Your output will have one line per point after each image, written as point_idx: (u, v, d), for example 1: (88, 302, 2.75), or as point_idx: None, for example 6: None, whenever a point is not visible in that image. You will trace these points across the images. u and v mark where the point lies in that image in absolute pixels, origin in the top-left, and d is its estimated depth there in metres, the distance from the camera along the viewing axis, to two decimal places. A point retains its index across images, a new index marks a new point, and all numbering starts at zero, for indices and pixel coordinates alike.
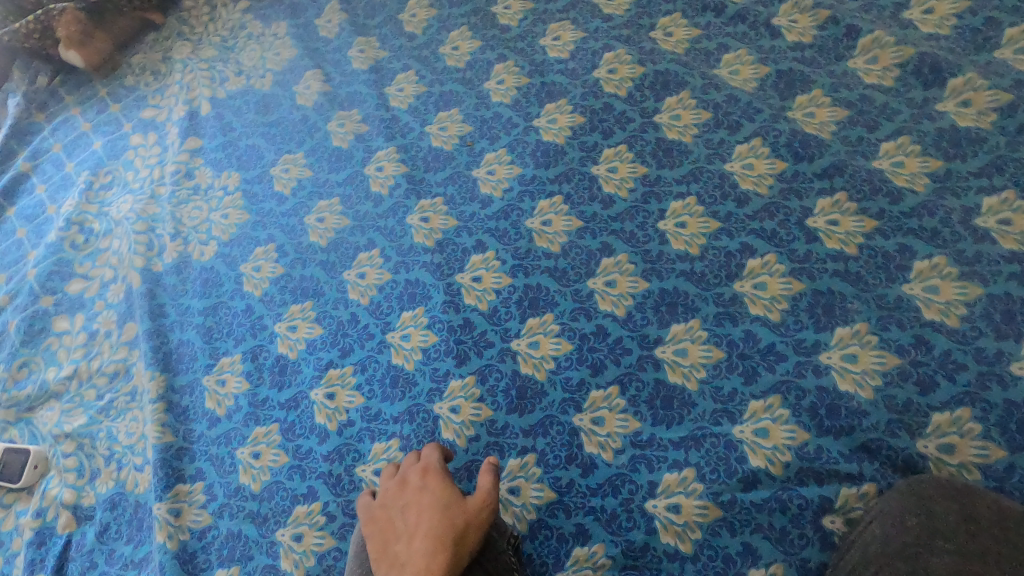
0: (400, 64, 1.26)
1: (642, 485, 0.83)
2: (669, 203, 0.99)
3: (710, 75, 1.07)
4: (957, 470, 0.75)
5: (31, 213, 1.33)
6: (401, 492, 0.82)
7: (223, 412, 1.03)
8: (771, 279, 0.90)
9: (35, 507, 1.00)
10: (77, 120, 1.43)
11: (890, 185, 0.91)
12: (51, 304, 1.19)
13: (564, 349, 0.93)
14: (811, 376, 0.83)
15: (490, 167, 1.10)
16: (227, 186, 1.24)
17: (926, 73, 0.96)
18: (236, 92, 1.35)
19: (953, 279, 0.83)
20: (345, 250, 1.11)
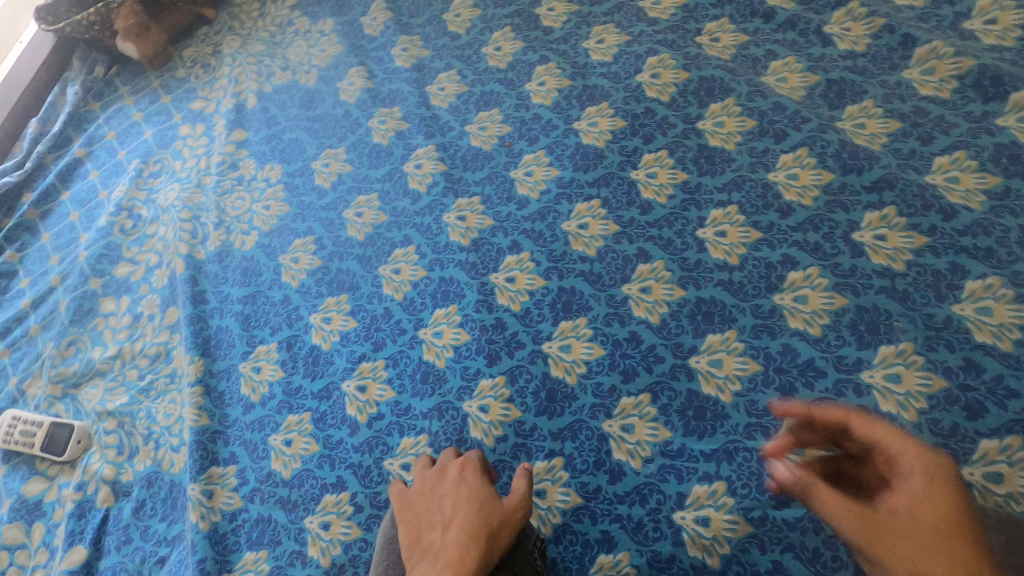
0: (442, 63, 1.27)
1: (670, 496, 0.82)
2: (709, 210, 0.98)
3: (756, 82, 1.05)
4: (1005, 500, 0.72)
5: (84, 197, 1.38)
6: (438, 482, 0.84)
7: (258, 398, 1.05)
8: (812, 293, 0.88)
9: (77, 480, 1.04)
10: (131, 109, 1.48)
11: (943, 201, 0.88)
12: (100, 286, 1.24)
13: (595, 354, 0.93)
14: (851, 394, 0.81)
15: (527, 169, 1.10)
16: (270, 178, 1.27)
17: (986, 86, 0.93)
18: (282, 87, 1.38)
19: (1008, 302, 0.80)
20: (382, 245, 1.13)
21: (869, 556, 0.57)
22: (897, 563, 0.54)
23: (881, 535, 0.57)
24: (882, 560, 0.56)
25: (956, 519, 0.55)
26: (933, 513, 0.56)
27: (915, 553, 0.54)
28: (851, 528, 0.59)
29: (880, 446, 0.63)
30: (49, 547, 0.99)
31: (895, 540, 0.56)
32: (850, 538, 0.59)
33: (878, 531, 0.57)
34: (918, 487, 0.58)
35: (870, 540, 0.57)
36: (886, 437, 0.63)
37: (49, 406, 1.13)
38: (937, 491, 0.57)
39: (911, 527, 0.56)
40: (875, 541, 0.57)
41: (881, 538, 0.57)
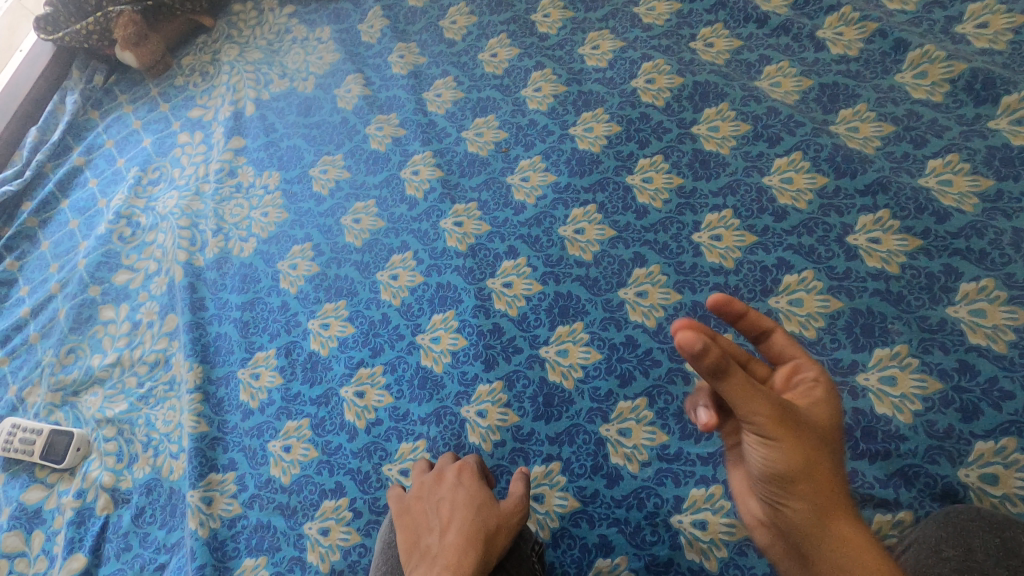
0: (438, 70, 1.28)
1: (667, 499, 0.82)
2: (704, 215, 0.98)
3: (750, 87, 1.06)
4: (1001, 501, 0.72)
5: (83, 205, 1.39)
6: (436, 486, 0.84)
7: (256, 405, 1.06)
8: (807, 296, 0.88)
9: (77, 488, 1.04)
10: (130, 118, 1.49)
11: (936, 203, 0.88)
12: (99, 294, 1.24)
13: (592, 358, 0.93)
14: (847, 397, 0.81)
15: (524, 174, 1.11)
16: (268, 185, 1.28)
17: (978, 89, 0.94)
18: (280, 94, 1.39)
19: (1002, 304, 0.80)
20: (380, 251, 1.13)
21: (767, 441, 0.59)
22: (791, 457, 0.59)
23: (790, 428, 0.59)
24: (778, 450, 0.59)
25: (833, 434, 0.63)
26: (824, 425, 0.63)
27: (807, 453, 0.59)
28: (769, 413, 0.58)
29: (789, 360, 0.68)
30: (48, 555, 0.99)
31: (799, 438, 0.59)
32: (759, 421, 0.58)
33: (788, 425, 0.59)
34: (816, 398, 0.64)
35: (776, 429, 0.58)
36: (801, 355, 0.68)
37: (49, 414, 1.13)
38: (829, 407, 0.64)
39: (810, 431, 0.60)
40: (783, 433, 0.59)
41: (788, 431, 0.59)
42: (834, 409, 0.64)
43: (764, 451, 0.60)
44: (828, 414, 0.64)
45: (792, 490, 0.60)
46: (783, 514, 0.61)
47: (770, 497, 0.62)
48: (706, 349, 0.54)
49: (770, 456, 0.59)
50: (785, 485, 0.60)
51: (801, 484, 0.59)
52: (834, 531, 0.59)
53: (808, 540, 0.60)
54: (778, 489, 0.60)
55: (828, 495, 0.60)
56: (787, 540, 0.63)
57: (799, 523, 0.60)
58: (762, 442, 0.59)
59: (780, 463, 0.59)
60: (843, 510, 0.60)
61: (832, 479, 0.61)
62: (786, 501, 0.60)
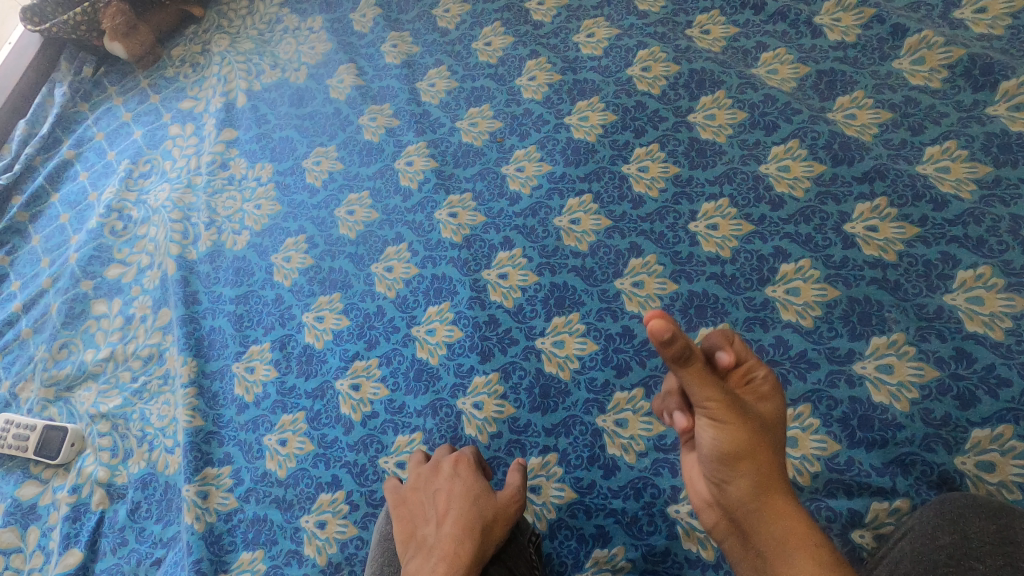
0: (432, 59, 1.26)
1: (664, 489, 0.82)
2: (701, 204, 0.98)
3: (747, 75, 1.05)
4: (997, 489, 0.72)
5: (74, 199, 1.37)
6: (432, 477, 0.83)
7: (251, 398, 1.05)
8: (804, 285, 0.88)
9: (72, 483, 1.03)
10: (120, 110, 1.47)
11: (934, 191, 0.87)
12: (91, 288, 1.23)
13: (589, 349, 0.92)
14: (844, 385, 0.81)
15: (519, 164, 1.10)
16: (260, 177, 1.27)
17: (976, 75, 0.93)
18: (272, 85, 1.37)
19: (999, 291, 0.80)
20: (374, 243, 1.12)
21: (716, 421, 0.61)
22: (738, 437, 0.61)
23: (739, 412, 0.61)
24: (727, 431, 0.61)
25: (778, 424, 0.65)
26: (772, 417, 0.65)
27: (753, 435, 0.61)
28: (717, 395, 0.61)
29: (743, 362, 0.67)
30: (44, 550, 0.99)
31: (747, 422, 0.61)
32: (710, 404, 0.61)
33: (736, 407, 0.61)
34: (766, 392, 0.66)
35: (726, 412, 0.61)
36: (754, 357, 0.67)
37: (42, 409, 1.13)
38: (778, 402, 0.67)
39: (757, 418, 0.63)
40: (730, 415, 0.61)
41: (735, 413, 0.61)
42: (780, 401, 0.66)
43: (714, 431, 0.61)
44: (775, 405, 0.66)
45: (737, 468, 0.61)
46: (727, 493, 0.63)
47: (715, 477, 0.63)
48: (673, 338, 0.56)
49: (718, 435, 0.61)
50: (731, 463, 0.61)
51: (745, 462, 0.61)
52: (774, 509, 0.61)
53: (751, 519, 0.61)
54: (723, 468, 0.62)
55: (770, 475, 0.62)
56: (730, 519, 0.63)
57: (741, 501, 0.62)
58: (711, 423, 0.62)
59: (727, 442, 0.61)
60: (783, 491, 0.62)
61: (774, 460, 0.62)
62: (730, 479, 0.62)
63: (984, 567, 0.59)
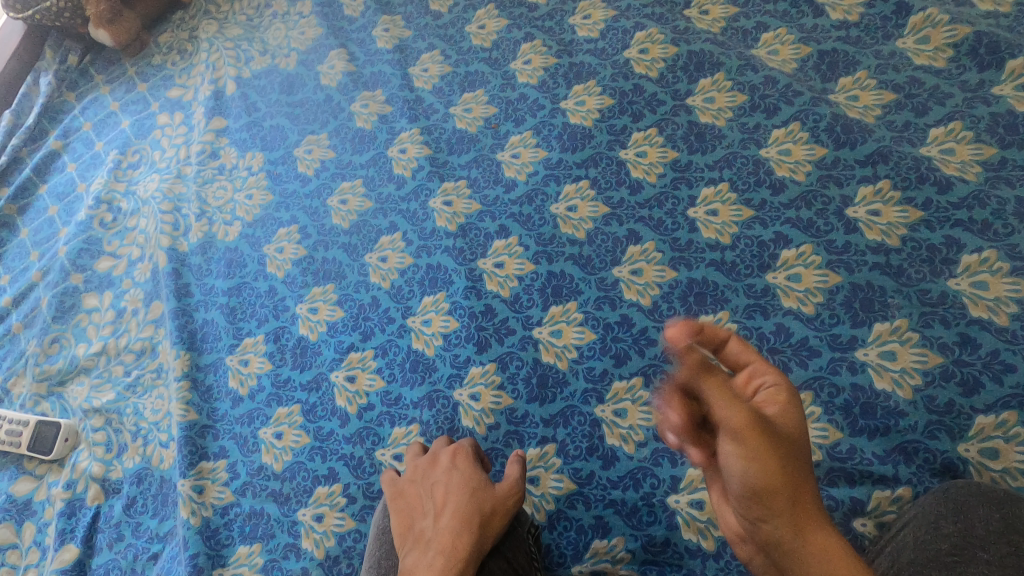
0: (424, 44, 1.23)
1: (664, 479, 0.81)
2: (700, 189, 0.96)
3: (747, 56, 1.02)
4: (1001, 476, 0.71)
5: (62, 190, 1.35)
6: (430, 469, 0.82)
7: (246, 392, 1.04)
8: (806, 271, 0.86)
9: (66, 479, 1.02)
10: (107, 99, 1.44)
11: (938, 173, 0.86)
12: (81, 282, 1.21)
13: (587, 338, 0.91)
14: (845, 372, 0.80)
15: (514, 150, 1.08)
16: (251, 167, 1.24)
17: (982, 54, 0.90)
18: (261, 71, 1.34)
19: (1004, 276, 0.78)
20: (368, 233, 1.10)
21: (745, 453, 0.55)
22: (768, 469, 0.55)
23: (763, 436, 0.55)
24: (754, 463, 0.55)
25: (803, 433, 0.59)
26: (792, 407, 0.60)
27: (784, 463, 0.55)
28: (748, 417, 0.55)
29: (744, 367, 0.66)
30: (40, 546, 0.98)
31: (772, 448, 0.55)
32: (734, 427, 0.55)
33: (763, 431, 0.55)
34: (782, 401, 0.60)
35: (752, 436, 0.55)
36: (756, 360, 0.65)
37: (35, 404, 1.11)
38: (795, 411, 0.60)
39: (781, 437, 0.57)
40: (756, 437, 0.55)
41: (760, 434, 0.55)
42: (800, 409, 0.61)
43: (742, 464, 0.55)
44: (796, 416, 0.60)
45: (772, 507, 0.55)
46: (763, 531, 0.57)
47: (748, 516, 0.57)
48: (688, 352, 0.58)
49: (750, 471, 0.55)
50: (762, 499, 0.55)
51: (779, 497, 0.55)
52: (819, 545, 0.54)
53: (791, 556, 0.55)
54: (755, 506, 0.56)
55: (807, 506, 0.55)
56: (767, 554, 0.58)
57: (779, 539, 0.56)
58: (738, 454, 0.55)
59: (755, 474, 0.55)
60: (823, 519, 0.56)
61: (810, 488, 0.56)
62: (765, 516, 0.56)
63: (989, 556, 0.59)
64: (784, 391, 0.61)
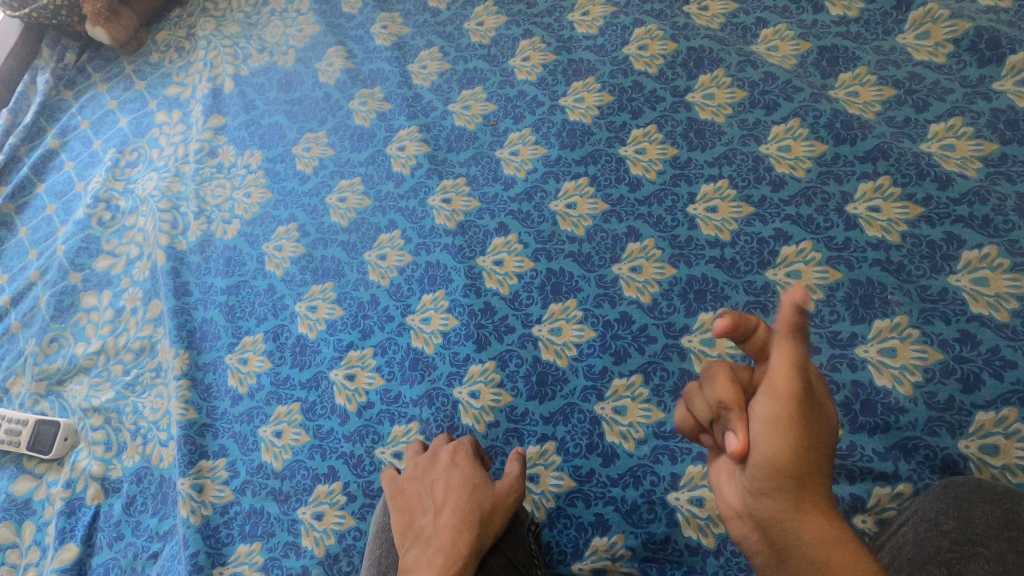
0: (423, 41, 1.23)
1: (664, 477, 0.81)
2: (700, 185, 0.95)
3: (747, 52, 1.02)
4: (1001, 472, 0.71)
5: (60, 189, 1.34)
6: (430, 467, 0.82)
7: (245, 390, 1.04)
8: (805, 267, 0.86)
9: (65, 478, 1.02)
10: (104, 97, 1.44)
11: (938, 169, 0.85)
12: (79, 281, 1.21)
13: (586, 336, 0.91)
14: (846, 369, 0.80)
15: (513, 148, 1.07)
16: (250, 165, 1.24)
17: (982, 49, 0.90)
18: (259, 69, 1.34)
19: (1004, 271, 0.78)
20: (367, 230, 1.10)
21: (785, 418, 0.52)
22: (798, 441, 0.52)
23: (796, 407, 0.52)
24: (781, 432, 0.52)
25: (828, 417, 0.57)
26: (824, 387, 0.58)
27: (813, 437, 0.52)
28: (796, 385, 0.52)
29: None
30: (41, 545, 0.98)
31: (801, 420, 0.52)
32: (787, 394, 0.52)
33: (795, 404, 0.52)
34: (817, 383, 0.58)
35: (796, 404, 0.52)
36: (796, 345, 0.61)
37: (34, 404, 1.11)
38: (825, 398, 0.57)
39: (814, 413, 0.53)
40: (797, 405, 0.52)
41: (802, 405, 0.52)
42: (830, 397, 0.57)
43: (771, 428, 0.52)
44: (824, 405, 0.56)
45: (783, 480, 0.52)
46: (765, 502, 0.53)
47: (753, 485, 0.53)
48: (741, 319, 0.57)
49: (777, 436, 0.51)
50: (777, 468, 0.52)
51: (794, 472, 0.52)
52: (815, 529, 0.51)
53: (786, 534, 0.52)
54: (767, 474, 0.52)
55: (815, 485, 0.52)
56: (761, 532, 0.53)
57: (780, 514, 0.52)
58: (774, 419, 0.52)
59: (781, 442, 0.51)
60: (824, 504, 0.53)
61: (823, 470, 0.53)
62: (772, 485, 0.52)
63: (991, 553, 0.60)
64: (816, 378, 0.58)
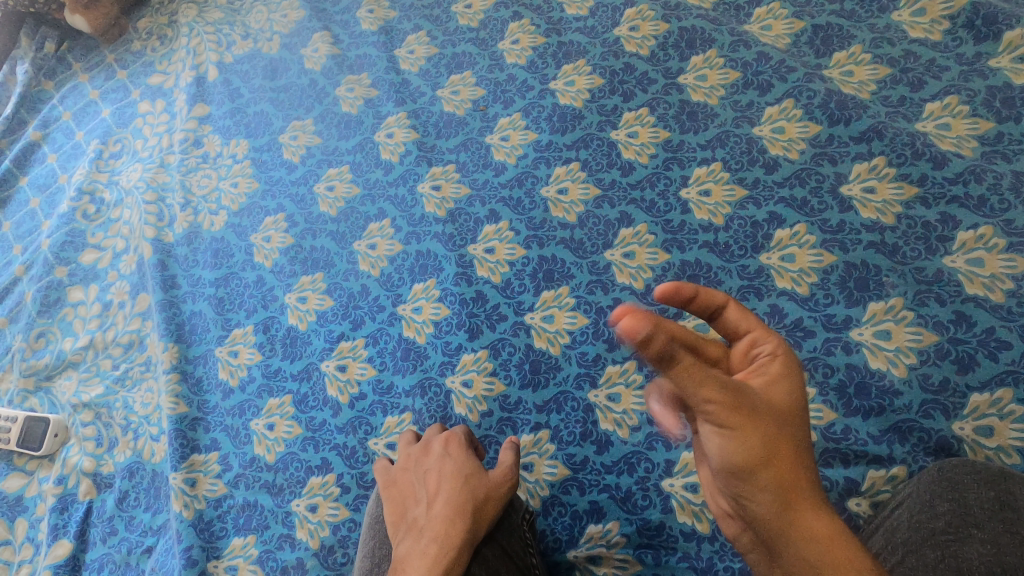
0: (410, 25, 1.20)
1: (659, 463, 0.81)
2: (693, 169, 0.94)
3: (740, 32, 1.00)
4: (995, 453, 0.71)
5: (44, 182, 1.32)
6: (422, 457, 0.81)
7: (236, 383, 1.03)
8: (800, 250, 0.85)
9: (57, 475, 1.01)
10: (86, 88, 1.41)
11: (934, 149, 0.84)
12: (65, 275, 1.19)
13: (579, 323, 0.90)
14: (840, 353, 0.79)
15: (503, 133, 1.05)
16: (236, 155, 1.22)
17: (979, 26, 0.89)
18: (243, 56, 1.31)
19: (1000, 252, 0.77)
20: (356, 220, 1.08)
21: (722, 429, 0.52)
22: (749, 446, 0.52)
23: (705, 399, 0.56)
24: (734, 441, 0.52)
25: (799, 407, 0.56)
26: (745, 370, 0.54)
27: (768, 445, 0.52)
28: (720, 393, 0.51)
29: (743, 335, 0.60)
30: (34, 542, 0.97)
31: (754, 427, 0.52)
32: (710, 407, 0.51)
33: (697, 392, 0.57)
34: (772, 374, 0.57)
35: (730, 415, 0.52)
36: (757, 328, 0.60)
37: (23, 400, 1.10)
38: (787, 385, 0.56)
39: (763, 408, 0.53)
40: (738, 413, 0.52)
41: (738, 413, 0.51)
42: (793, 385, 0.56)
43: (720, 439, 0.52)
44: (784, 391, 0.56)
45: (755, 485, 0.52)
46: (749, 510, 0.54)
47: (730, 492, 0.55)
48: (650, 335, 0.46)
49: (725, 449, 0.52)
50: (743, 477, 0.53)
51: (762, 475, 0.52)
52: (804, 528, 0.52)
53: (774, 536, 0.53)
54: (740, 484, 0.53)
55: (795, 486, 0.52)
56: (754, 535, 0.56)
57: (764, 517, 0.53)
58: (717, 431, 0.52)
59: (736, 452, 0.52)
60: (812, 503, 0.52)
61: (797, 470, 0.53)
62: (748, 494, 0.53)
63: (985, 535, 0.60)
64: (777, 364, 0.57)
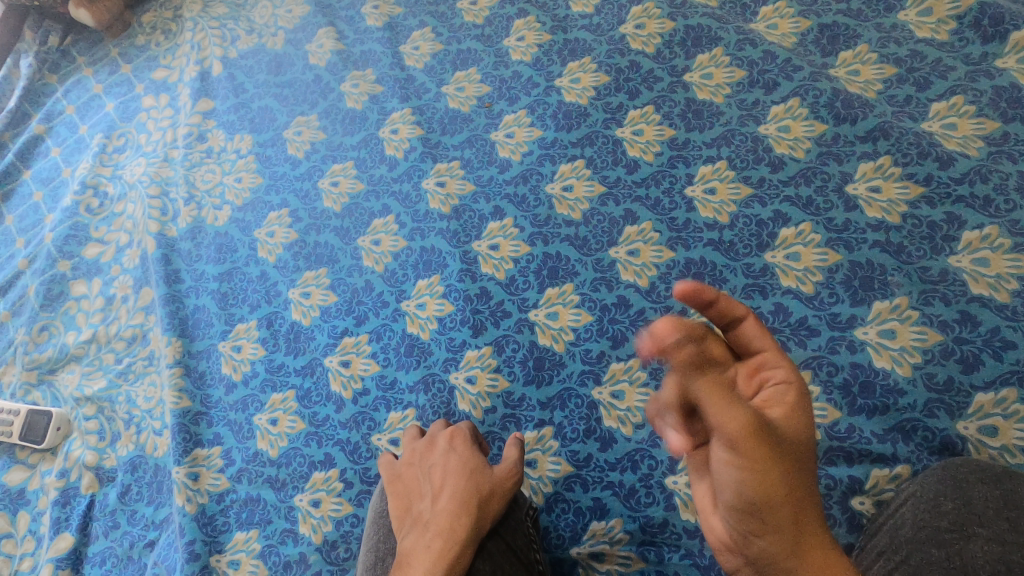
0: (415, 21, 1.20)
1: (662, 461, 0.81)
2: (698, 167, 0.94)
3: (746, 30, 1.00)
4: (999, 453, 0.71)
5: (47, 175, 1.32)
6: (427, 453, 0.81)
7: (239, 377, 1.03)
8: (805, 249, 0.85)
9: (59, 468, 1.01)
10: (90, 81, 1.41)
11: (939, 148, 0.84)
12: (68, 269, 1.19)
13: (583, 320, 0.90)
14: (845, 351, 0.79)
15: (508, 130, 1.05)
16: (240, 150, 1.21)
17: (986, 25, 0.89)
18: (248, 51, 1.31)
19: (1005, 252, 0.77)
20: (360, 215, 1.08)
21: (739, 459, 0.48)
22: (769, 484, 0.49)
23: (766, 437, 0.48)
24: (754, 477, 0.48)
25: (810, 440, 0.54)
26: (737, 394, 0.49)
27: (788, 484, 0.49)
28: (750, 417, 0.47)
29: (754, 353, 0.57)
30: (35, 535, 0.97)
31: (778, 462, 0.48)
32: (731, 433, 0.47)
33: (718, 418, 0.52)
34: (789, 404, 0.53)
35: (750, 443, 0.47)
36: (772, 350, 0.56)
37: (25, 394, 1.10)
38: (802, 414, 0.53)
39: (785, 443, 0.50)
40: (763, 445, 0.47)
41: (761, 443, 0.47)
42: (808, 413, 0.54)
43: (744, 474, 0.48)
44: (803, 420, 0.53)
45: (769, 523, 0.50)
46: (756, 546, 0.52)
47: (739, 529, 0.52)
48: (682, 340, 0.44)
49: (745, 483, 0.49)
50: (759, 516, 0.50)
51: (780, 513, 0.50)
52: (813, 565, 0.51)
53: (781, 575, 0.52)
54: (751, 521, 0.50)
55: (807, 521, 0.51)
56: (755, 567, 0.54)
57: (772, 557, 0.51)
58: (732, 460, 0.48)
59: (753, 487, 0.49)
60: (818, 534, 0.52)
61: (812, 504, 0.51)
62: (761, 533, 0.51)
63: (988, 533, 0.59)
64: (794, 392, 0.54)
